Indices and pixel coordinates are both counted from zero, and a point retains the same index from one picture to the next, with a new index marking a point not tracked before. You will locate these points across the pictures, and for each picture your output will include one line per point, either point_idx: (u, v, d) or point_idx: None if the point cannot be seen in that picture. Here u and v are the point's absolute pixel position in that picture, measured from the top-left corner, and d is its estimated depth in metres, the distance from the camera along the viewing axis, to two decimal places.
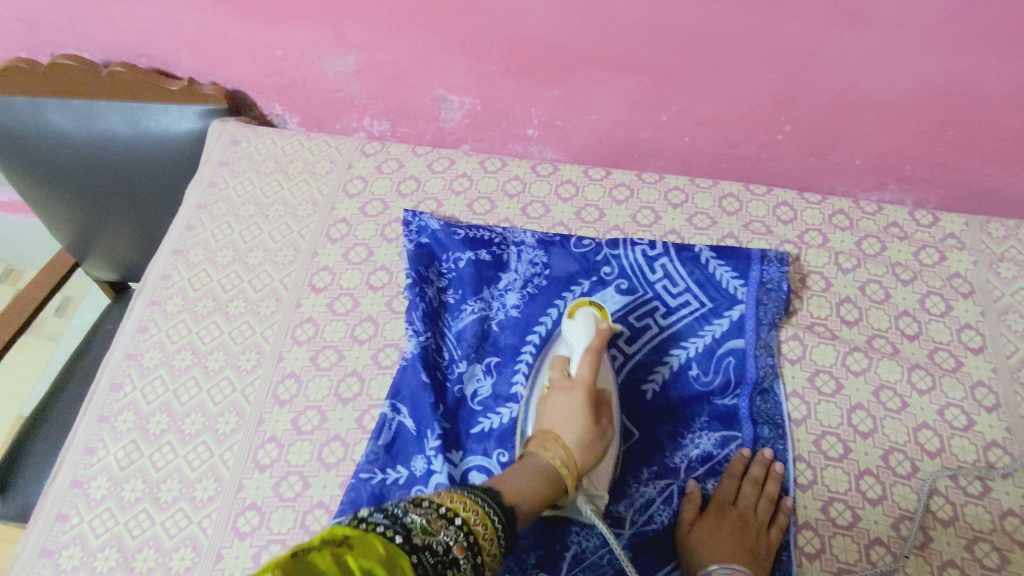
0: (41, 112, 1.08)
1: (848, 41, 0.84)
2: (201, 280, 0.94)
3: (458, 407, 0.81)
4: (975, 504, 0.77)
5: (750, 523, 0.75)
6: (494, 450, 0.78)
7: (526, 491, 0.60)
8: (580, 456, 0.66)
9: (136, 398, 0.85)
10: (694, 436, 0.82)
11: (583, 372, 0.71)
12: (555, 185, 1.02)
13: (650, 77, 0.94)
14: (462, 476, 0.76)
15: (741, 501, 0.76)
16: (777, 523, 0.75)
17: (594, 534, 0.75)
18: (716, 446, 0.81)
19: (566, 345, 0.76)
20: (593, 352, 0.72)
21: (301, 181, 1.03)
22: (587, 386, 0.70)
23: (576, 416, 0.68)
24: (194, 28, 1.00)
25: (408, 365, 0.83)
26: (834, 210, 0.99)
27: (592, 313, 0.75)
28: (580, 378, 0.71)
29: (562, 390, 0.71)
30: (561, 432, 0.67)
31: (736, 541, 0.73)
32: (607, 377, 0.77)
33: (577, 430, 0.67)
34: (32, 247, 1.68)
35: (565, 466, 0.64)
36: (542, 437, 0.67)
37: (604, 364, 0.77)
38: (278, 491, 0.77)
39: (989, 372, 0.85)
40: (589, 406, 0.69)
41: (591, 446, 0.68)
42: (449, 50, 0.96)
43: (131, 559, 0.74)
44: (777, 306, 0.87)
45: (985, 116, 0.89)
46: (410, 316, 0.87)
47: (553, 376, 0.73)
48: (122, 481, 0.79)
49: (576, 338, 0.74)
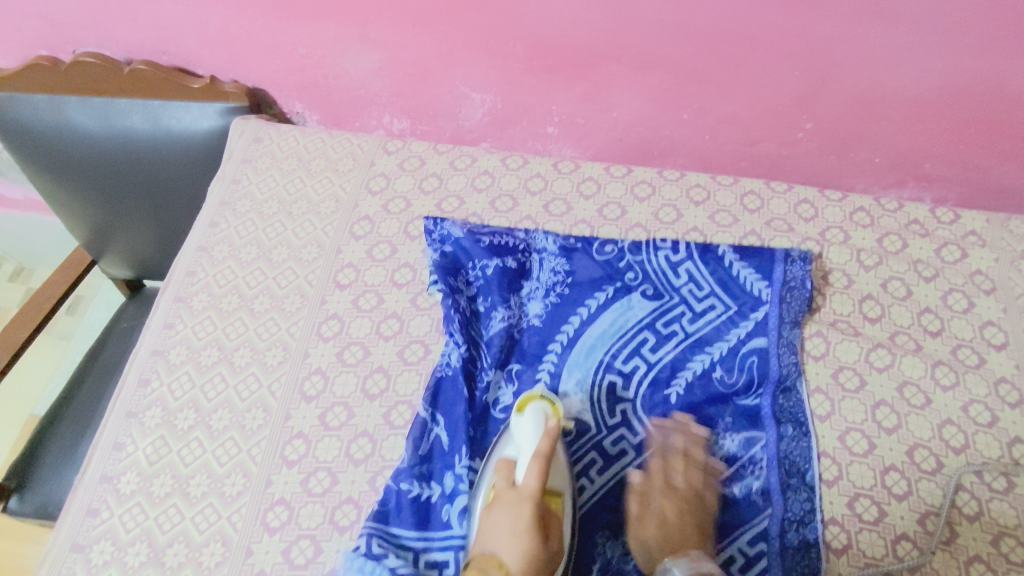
0: (63, 110, 1.09)
1: (872, 39, 0.84)
2: (225, 277, 0.94)
3: (485, 418, 0.81)
4: (1000, 499, 0.77)
5: (691, 500, 0.76)
6: None
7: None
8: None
9: (163, 394, 0.85)
10: (720, 440, 0.81)
11: (530, 483, 0.68)
12: (577, 182, 1.02)
13: (673, 75, 0.94)
14: None
15: (677, 480, 0.77)
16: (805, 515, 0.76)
17: (618, 543, 0.76)
18: (740, 448, 0.80)
19: (515, 449, 0.74)
20: (543, 460, 0.69)
21: (323, 178, 1.03)
22: (534, 499, 0.67)
23: (517, 538, 0.65)
24: (218, 26, 1.00)
25: (446, 376, 0.83)
26: (855, 208, 0.99)
27: (543, 411, 0.74)
28: (527, 489, 0.68)
29: (508, 502, 0.68)
30: (503, 555, 0.65)
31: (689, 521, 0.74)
32: (561, 476, 0.74)
33: (519, 547, 0.65)
34: (46, 245, 1.68)
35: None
36: (484, 565, 0.64)
37: (558, 461, 0.75)
38: (307, 486, 0.78)
39: (1012, 368, 0.85)
40: (535, 525, 0.66)
41: (533, 570, 0.65)
42: (472, 48, 0.96)
43: (162, 553, 0.74)
44: (797, 304, 0.88)
45: (1007, 113, 0.89)
46: (443, 327, 0.87)
47: (499, 486, 0.70)
48: (152, 477, 0.79)
49: (525, 441, 0.72)
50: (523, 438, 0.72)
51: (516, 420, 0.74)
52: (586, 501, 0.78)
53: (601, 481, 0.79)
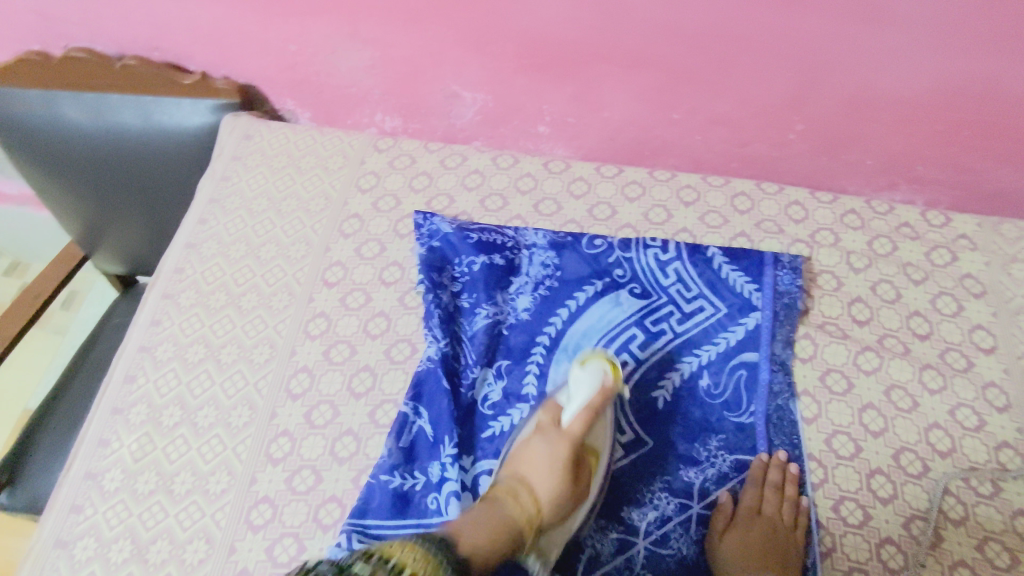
0: (55, 105, 1.08)
1: (863, 40, 0.84)
2: (214, 274, 0.94)
3: (469, 412, 0.81)
4: (987, 504, 0.77)
5: (778, 529, 0.76)
6: (504, 454, 0.78)
7: (483, 542, 0.61)
8: (548, 512, 0.69)
9: (149, 391, 0.85)
10: (710, 454, 0.81)
11: (574, 427, 0.72)
12: (567, 182, 1.02)
13: (663, 75, 0.94)
14: (476, 480, 0.77)
15: (766, 509, 0.77)
16: (801, 522, 0.77)
17: (608, 540, 0.75)
18: (731, 468, 0.81)
19: (567, 395, 0.76)
20: (592, 415, 0.72)
21: (314, 175, 1.03)
22: (574, 442, 0.71)
23: (554, 466, 0.70)
24: (209, 22, 1.00)
25: (427, 369, 0.83)
26: (846, 210, 0.98)
27: (600, 366, 0.75)
28: (569, 432, 0.72)
29: (549, 438, 0.72)
30: (535, 485, 0.69)
31: (767, 548, 0.75)
32: (602, 435, 0.77)
33: (553, 481, 0.69)
34: (41, 240, 1.68)
35: (527, 520, 0.67)
36: (514, 485, 0.69)
37: (603, 420, 0.78)
38: (291, 485, 0.78)
39: (1001, 373, 0.85)
40: (570, 461, 0.71)
41: (561, 504, 0.70)
42: (462, 47, 0.96)
43: (145, 550, 0.74)
44: (790, 323, 0.87)
45: (998, 116, 0.89)
46: (427, 322, 0.86)
47: (544, 424, 0.74)
48: (136, 474, 0.79)
49: (579, 388, 0.74)
50: (578, 390, 0.74)
51: (572, 371, 0.75)
52: None
53: None
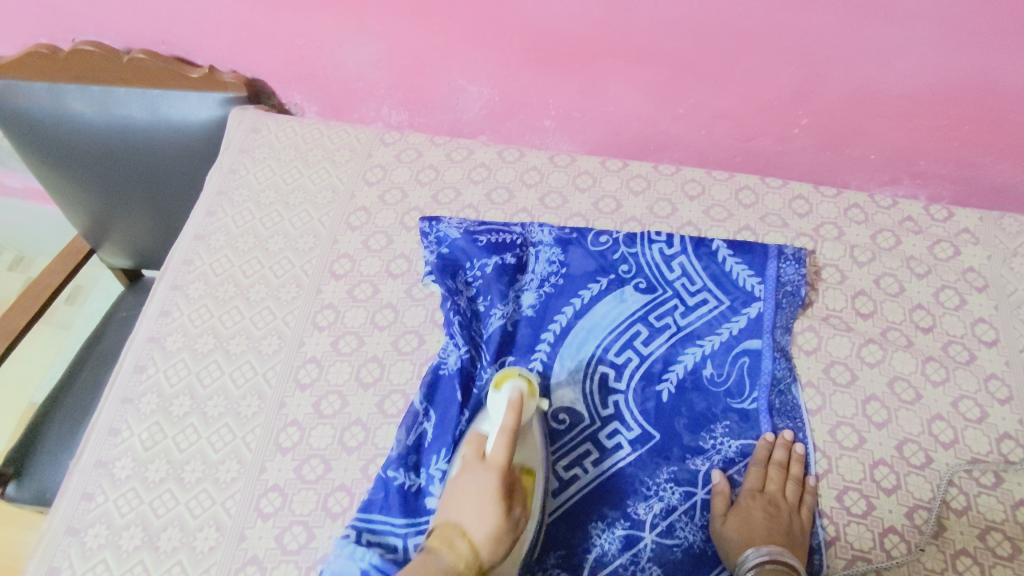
0: (62, 98, 1.09)
1: (866, 34, 0.85)
2: (222, 266, 0.95)
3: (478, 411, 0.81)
4: (988, 494, 0.78)
5: (781, 507, 0.76)
6: None
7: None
8: (486, 552, 0.64)
9: (159, 380, 0.86)
10: (716, 442, 0.82)
11: (497, 455, 0.67)
12: (572, 176, 1.02)
13: (667, 69, 0.94)
14: None
15: (769, 487, 0.77)
16: (805, 503, 0.77)
17: (615, 535, 0.75)
18: (737, 453, 0.81)
19: (490, 423, 0.73)
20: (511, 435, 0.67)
21: (321, 168, 1.04)
22: (502, 472, 0.66)
23: (486, 507, 0.65)
24: (217, 16, 1.00)
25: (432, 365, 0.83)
26: (850, 204, 0.99)
27: (518, 387, 0.72)
28: (494, 461, 0.67)
29: (476, 472, 0.67)
30: (467, 524, 0.65)
31: (770, 527, 0.74)
32: (532, 454, 0.74)
33: (488, 523, 0.65)
34: (45, 234, 1.68)
35: (463, 566, 0.63)
36: (447, 533, 0.65)
37: (530, 434, 0.75)
38: (300, 473, 0.78)
39: (1002, 365, 0.86)
40: (501, 492, 0.66)
41: (501, 543, 0.65)
42: (468, 41, 0.96)
43: (156, 537, 0.75)
44: (792, 311, 0.88)
45: (1000, 110, 0.90)
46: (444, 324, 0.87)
47: (470, 458, 0.69)
48: (147, 462, 0.80)
49: (497, 415, 0.72)
50: (498, 412, 0.71)
51: (492, 395, 0.73)
52: (579, 493, 0.78)
53: (594, 472, 0.79)
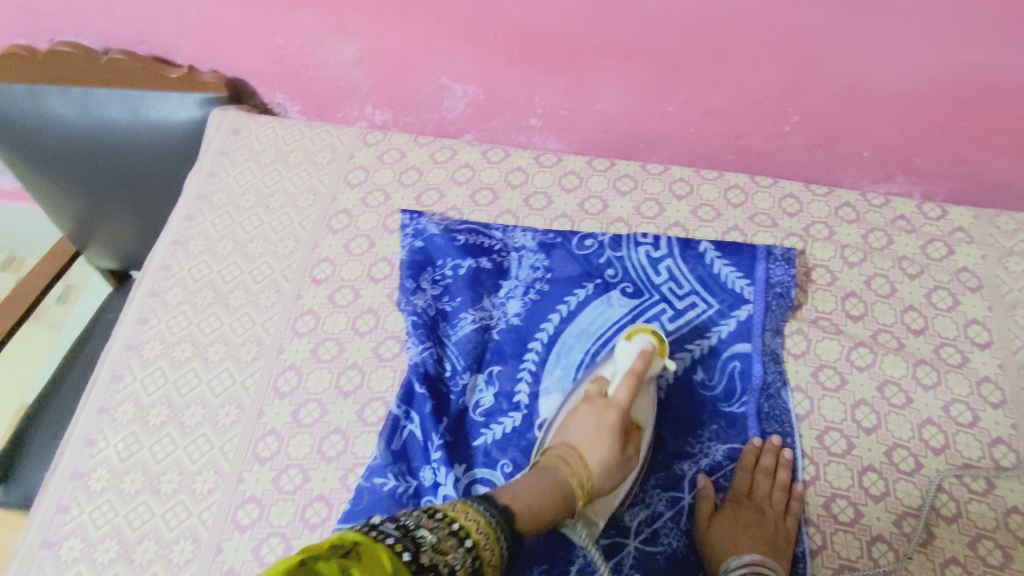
0: (40, 99, 1.07)
1: (855, 28, 0.82)
2: (201, 271, 0.93)
3: (460, 420, 0.81)
4: (980, 501, 0.76)
5: (767, 514, 0.75)
6: (501, 463, 0.77)
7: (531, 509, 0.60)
8: (598, 485, 0.66)
9: (135, 390, 0.84)
10: (703, 446, 0.80)
11: (620, 396, 0.70)
12: (558, 176, 1.00)
13: (653, 65, 0.92)
14: (469, 488, 0.76)
15: (756, 493, 0.76)
16: (791, 511, 0.75)
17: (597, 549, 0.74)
18: (725, 456, 0.80)
19: (612, 368, 0.75)
20: (634, 377, 0.70)
21: (303, 170, 1.02)
22: (622, 410, 0.69)
23: (602, 437, 0.67)
24: (195, 15, 0.98)
25: (411, 379, 0.81)
26: (841, 203, 0.97)
27: (648, 339, 0.74)
28: (617, 401, 0.69)
29: (597, 405, 0.70)
30: (582, 445, 0.67)
31: (754, 534, 0.72)
32: (643, 410, 0.75)
33: (602, 452, 0.67)
34: (34, 234, 1.67)
35: (577, 483, 0.65)
36: (564, 452, 0.67)
37: (643, 394, 0.76)
38: (278, 484, 0.77)
39: (995, 368, 0.84)
40: (619, 429, 0.68)
41: (613, 470, 0.67)
42: (450, 39, 0.94)
43: (131, 550, 0.74)
44: (781, 313, 0.86)
45: (995, 106, 0.87)
46: (408, 331, 0.86)
47: (591, 392, 0.72)
48: (122, 473, 0.79)
49: (623, 361, 0.73)
50: (622, 359, 0.74)
51: (618, 343, 0.75)
52: None
53: None
